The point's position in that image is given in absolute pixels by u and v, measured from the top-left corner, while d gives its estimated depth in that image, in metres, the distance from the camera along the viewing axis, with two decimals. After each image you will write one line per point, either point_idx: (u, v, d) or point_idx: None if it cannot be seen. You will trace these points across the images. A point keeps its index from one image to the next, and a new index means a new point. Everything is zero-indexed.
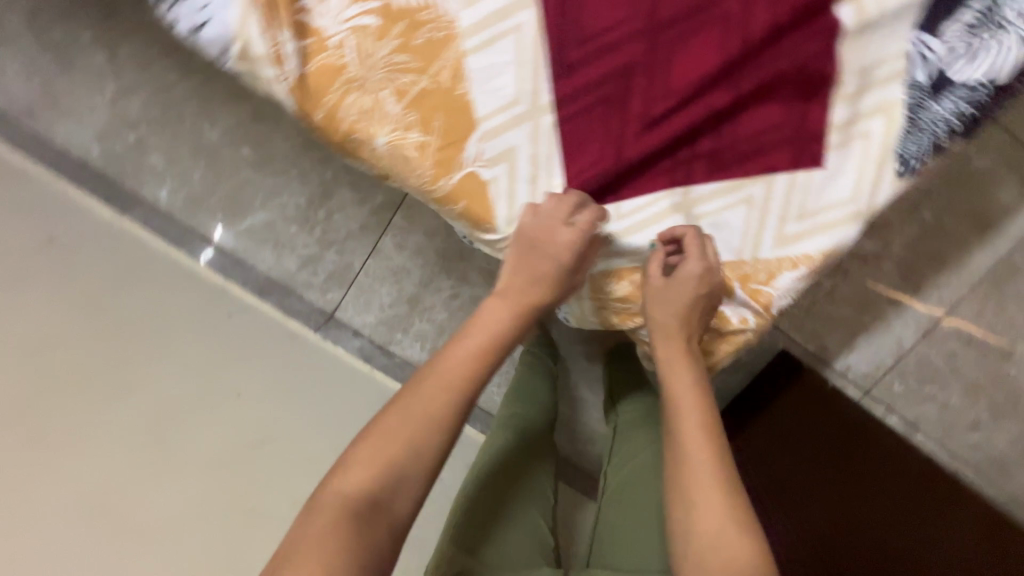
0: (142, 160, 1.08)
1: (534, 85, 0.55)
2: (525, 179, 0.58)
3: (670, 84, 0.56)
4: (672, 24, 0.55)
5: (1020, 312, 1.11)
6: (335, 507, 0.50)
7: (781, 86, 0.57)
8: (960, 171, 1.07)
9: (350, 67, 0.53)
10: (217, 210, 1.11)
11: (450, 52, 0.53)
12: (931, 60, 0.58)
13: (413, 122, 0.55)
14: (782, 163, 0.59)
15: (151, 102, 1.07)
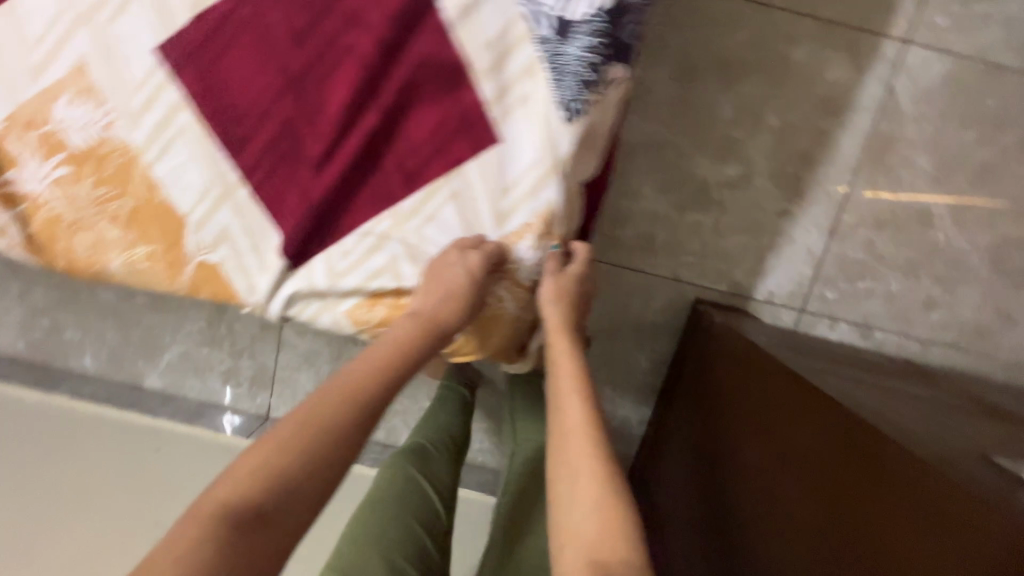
0: (61, 338, 1.19)
1: (217, 170, 0.67)
2: (249, 249, 0.70)
3: (326, 124, 0.65)
4: (304, 78, 0.64)
5: (917, 177, 1.06)
6: (211, 515, 0.45)
7: (423, 88, 0.65)
8: (799, 62, 1.01)
9: (68, 215, 0.70)
10: (138, 357, 1.20)
11: (135, 172, 0.68)
12: (549, 13, 0.61)
13: (133, 237, 0.70)
14: (467, 153, 0.66)
15: (49, 286, 1.16)
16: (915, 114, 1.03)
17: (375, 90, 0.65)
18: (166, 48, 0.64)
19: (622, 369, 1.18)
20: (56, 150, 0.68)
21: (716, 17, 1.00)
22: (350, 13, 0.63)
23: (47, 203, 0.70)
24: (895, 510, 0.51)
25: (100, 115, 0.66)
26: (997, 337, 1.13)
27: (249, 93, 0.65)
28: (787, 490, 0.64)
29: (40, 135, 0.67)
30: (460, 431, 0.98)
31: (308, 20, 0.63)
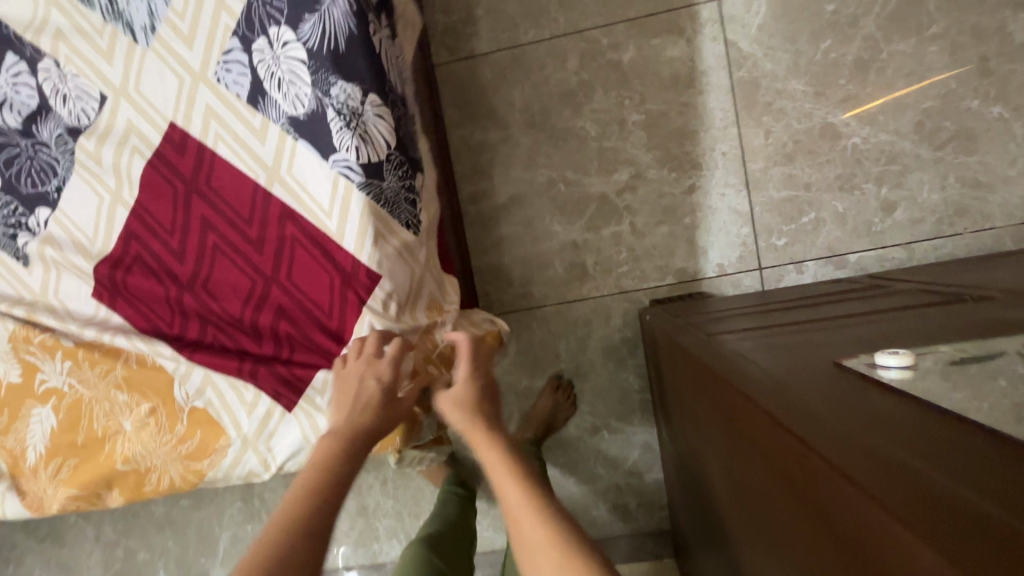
0: (136, 561, 1.32)
1: (168, 357, 0.65)
2: (227, 397, 0.65)
3: (236, 322, 0.65)
4: (194, 279, 0.65)
5: (797, 101, 1.05)
6: None
7: (291, 255, 0.63)
8: (634, 61, 1.08)
9: (22, 444, 0.69)
10: (199, 555, 1.30)
11: (124, 352, 0.67)
12: (355, 164, 0.60)
13: (98, 443, 0.68)
14: (362, 296, 0.62)
15: (114, 520, 1.31)
16: (762, 51, 1.05)
17: (261, 270, 0.64)
18: (100, 269, 0.66)
19: (618, 396, 1.15)
20: (22, 400, 0.69)
21: (542, 64, 1.10)
22: (206, 220, 0.64)
23: (67, 460, 0.69)
24: (772, 467, 0.42)
25: (44, 329, 0.68)
26: (977, 207, 1.03)
27: (168, 326, 0.66)
28: (725, 476, 0.55)
29: (4, 397, 0.70)
30: (459, 517, 1.00)
31: (177, 237, 0.65)
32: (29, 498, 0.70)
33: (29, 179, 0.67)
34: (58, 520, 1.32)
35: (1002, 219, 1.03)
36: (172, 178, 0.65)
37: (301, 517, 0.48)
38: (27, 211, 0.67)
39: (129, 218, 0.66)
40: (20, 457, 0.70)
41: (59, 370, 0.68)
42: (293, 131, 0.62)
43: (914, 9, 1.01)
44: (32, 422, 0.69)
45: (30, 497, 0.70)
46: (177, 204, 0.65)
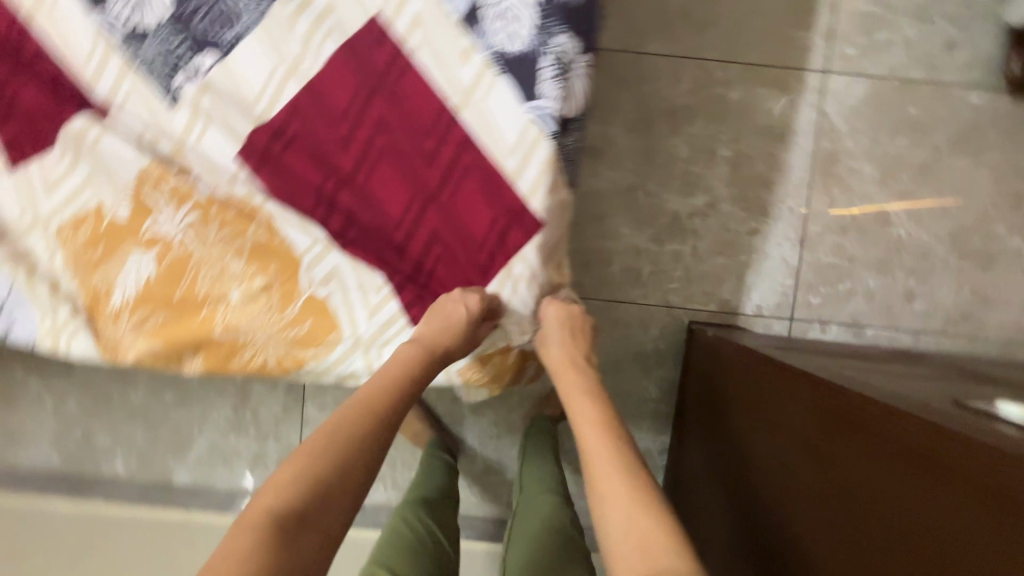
0: (94, 447, 1.23)
1: (311, 237, 0.65)
2: (353, 292, 0.66)
3: (384, 227, 0.65)
4: (353, 174, 0.65)
5: (865, 182, 1.17)
6: (258, 530, 0.46)
7: (460, 181, 0.64)
8: (738, 102, 1.16)
9: (109, 285, 0.65)
10: (167, 455, 1.24)
11: (257, 221, 0.65)
12: (552, 114, 0.62)
13: (197, 304, 0.65)
14: (518, 240, 0.65)
15: (81, 399, 1.22)
16: (848, 129, 1.16)
17: (424, 185, 0.65)
18: (256, 136, 0.65)
19: (634, 400, 1.22)
20: (122, 241, 0.65)
21: (656, 77, 1.16)
22: (382, 121, 0.64)
23: (157, 315, 0.65)
24: (902, 454, 0.52)
25: (174, 175, 0.65)
26: (982, 316, 1.18)
27: (311, 212, 0.65)
28: (805, 480, 0.65)
29: (102, 234, 0.65)
30: (450, 489, 1.00)
31: (348, 129, 0.65)
32: (101, 342, 0.66)
33: (205, 19, 0.64)
34: (18, 383, 1.22)
35: (1001, 332, 1.18)
36: (360, 71, 0.64)
37: (346, 438, 0.54)
38: (191, 54, 0.64)
39: (303, 94, 0.64)
40: (103, 300, 0.65)
41: (176, 222, 0.65)
42: (498, 64, 0.63)
43: (979, 134, 1.15)
44: (125, 265, 0.65)
45: (104, 342, 0.66)
46: (357, 96, 0.64)
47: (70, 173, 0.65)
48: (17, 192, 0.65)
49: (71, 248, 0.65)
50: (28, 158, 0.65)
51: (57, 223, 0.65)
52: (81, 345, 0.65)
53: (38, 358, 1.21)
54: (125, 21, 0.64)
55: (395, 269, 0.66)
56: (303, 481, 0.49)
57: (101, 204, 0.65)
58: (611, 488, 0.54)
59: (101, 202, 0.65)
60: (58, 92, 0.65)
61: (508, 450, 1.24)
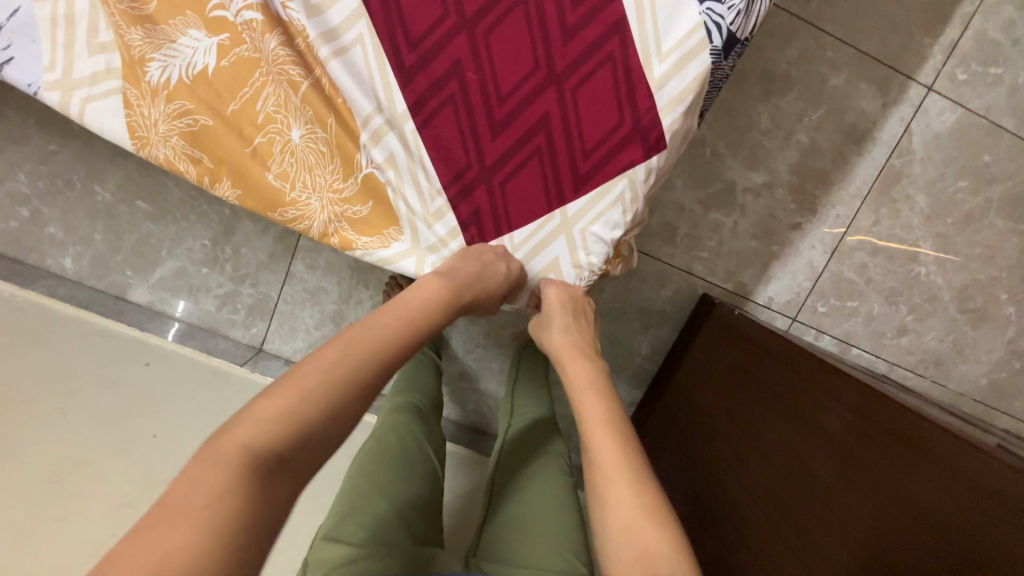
0: (41, 232, 1.08)
1: (388, 93, 0.55)
2: (412, 186, 0.58)
3: (490, 95, 0.56)
4: (479, 16, 0.54)
5: (914, 212, 1.16)
6: (233, 462, 0.40)
7: (593, 73, 0.56)
8: (833, 89, 1.10)
9: (149, 54, 0.53)
10: (127, 267, 1.12)
11: (316, 63, 0.55)
12: (723, 27, 0.54)
13: (249, 122, 0.55)
14: (634, 157, 0.57)
15: (37, 174, 1.06)
16: (922, 155, 1.13)
17: (552, 61, 0.55)
18: None
19: (624, 352, 1.22)
20: (181, 7, 0.52)
21: (769, 32, 1.07)
22: None
23: (198, 116, 0.54)
24: (921, 459, 0.57)
25: None
26: (955, 367, 1.25)
27: (417, 43, 0.54)
28: (813, 471, 0.70)
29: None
30: (436, 393, 1.01)
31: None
32: (131, 122, 0.54)
33: None
34: None
35: (964, 385, 1.26)
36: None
37: (356, 367, 0.47)
38: None
39: None
40: (139, 67, 0.53)
41: (249, 7, 0.52)
42: None
43: None
44: (174, 37, 0.53)
45: (130, 121, 0.54)
46: None
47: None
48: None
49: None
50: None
51: None
52: (102, 118, 0.54)
53: None
54: None
55: (490, 145, 0.57)
56: (286, 423, 0.43)
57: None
58: (621, 490, 0.47)
59: None
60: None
61: (489, 363, 1.21)
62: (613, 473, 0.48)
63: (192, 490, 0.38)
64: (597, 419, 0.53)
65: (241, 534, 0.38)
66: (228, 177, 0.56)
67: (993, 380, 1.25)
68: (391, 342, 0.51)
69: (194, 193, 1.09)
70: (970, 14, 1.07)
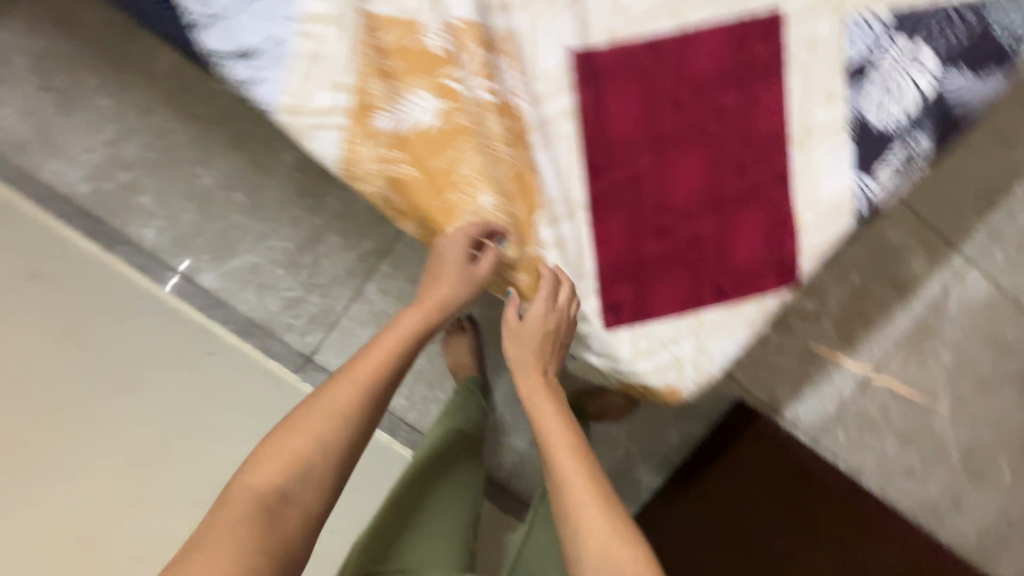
0: (132, 199, 1.10)
1: (572, 185, 0.61)
2: (570, 266, 0.62)
3: (659, 205, 0.63)
4: (670, 140, 0.62)
5: (939, 367, 1.26)
6: (245, 502, 0.52)
7: (750, 209, 0.63)
8: (886, 243, 1.22)
9: (381, 103, 0.58)
10: (205, 251, 1.13)
11: (522, 143, 0.60)
12: (869, 198, 0.63)
13: (448, 181, 0.60)
14: (768, 286, 0.64)
15: (148, 146, 1.09)
16: (954, 319, 1.24)
17: (719, 191, 0.63)
18: (599, 53, 0.59)
19: (653, 437, 1.26)
20: (420, 70, 0.58)
21: None
22: (725, 110, 0.61)
23: (406, 166, 0.59)
24: None
25: (500, 35, 0.58)
26: (954, 520, 1.30)
27: (611, 150, 0.61)
28: None
29: (405, 49, 0.57)
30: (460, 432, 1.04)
31: (691, 96, 0.61)
32: (345, 157, 0.59)
33: None
34: (88, 93, 1.06)
35: (959, 540, 1.31)
36: (736, 48, 0.60)
37: (349, 398, 0.57)
38: None
39: (674, 39, 0.60)
40: (369, 113, 0.58)
41: (479, 87, 0.58)
42: (854, 126, 0.62)
43: None
44: (405, 94, 0.58)
45: (344, 155, 0.59)
46: (716, 73, 0.61)
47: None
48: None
49: (369, 37, 0.57)
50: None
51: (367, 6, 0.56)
52: (322, 149, 0.59)
53: (127, 82, 1.07)
54: None
55: (647, 247, 0.63)
56: (288, 469, 0.53)
57: (422, 17, 0.57)
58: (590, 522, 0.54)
59: (422, 16, 0.57)
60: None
61: (524, 419, 1.24)
62: (580, 498, 0.55)
63: (228, 524, 0.51)
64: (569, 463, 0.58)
65: (263, 555, 0.50)
66: (413, 219, 0.63)
67: (986, 541, 1.31)
68: (382, 367, 0.59)
69: (293, 198, 1.12)
70: (1014, 208, 1.21)
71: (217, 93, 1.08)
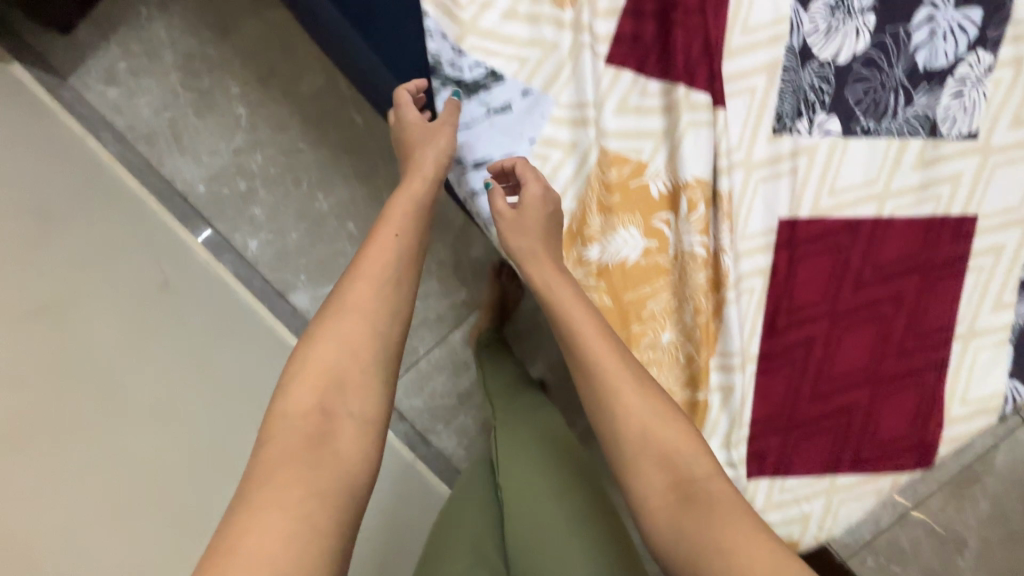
0: (244, 208, 1.10)
1: (750, 340, 0.64)
2: (730, 414, 0.64)
3: (823, 371, 0.65)
4: (844, 312, 0.65)
5: (974, 513, 1.30)
6: (286, 421, 0.48)
7: (903, 390, 0.66)
8: None
9: (591, 230, 0.62)
10: (303, 271, 1.11)
11: (715, 292, 0.62)
12: (1016, 401, 0.66)
13: (636, 314, 0.62)
14: (906, 463, 0.67)
15: (273, 160, 1.09)
16: (996, 471, 1.29)
17: (879, 368, 0.66)
18: (801, 224, 0.62)
19: None
20: (636, 209, 0.61)
21: None
22: (901, 295, 0.65)
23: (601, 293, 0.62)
24: None
25: (722, 195, 0.60)
26: None
27: (789, 312, 0.64)
28: None
29: (629, 188, 0.61)
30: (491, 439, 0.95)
31: (874, 278, 0.64)
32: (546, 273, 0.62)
33: (863, 102, 0.60)
34: (227, 99, 1.07)
35: None
36: (927, 243, 0.63)
37: (369, 296, 0.55)
38: (824, 108, 0.60)
39: (873, 224, 0.63)
40: (581, 239, 0.62)
41: (692, 238, 0.60)
42: (1016, 334, 0.65)
43: None
44: (617, 227, 0.61)
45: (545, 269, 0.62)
46: (902, 260, 0.64)
47: (652, 114, 0.60)
48: (603, 81, 0.59)
49: (600, 173, 0.60)
50: (624, 66, 0.60)
51: (606, 143, 0.60)
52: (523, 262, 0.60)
53: (268, 96, 1.07)
54: (807, 38, 0.58)
55: (802, 405, 0.66)
56: (330, 381, 0.50)
57: (650, 164, 0.61)
58: (631, 405, 0.52)
59: (651, 162, 0.61)
60: (705, 30, 0.57)
61: None
62: (623, 388, 0.53)
63: (283, 451, 0.46)
64: (606, 353, 0.54)
65: (338, 474, 0.46)
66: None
67: None
68: (387, 263, 0.57)
69: None
70: None
71: (354, 124, 1.08)
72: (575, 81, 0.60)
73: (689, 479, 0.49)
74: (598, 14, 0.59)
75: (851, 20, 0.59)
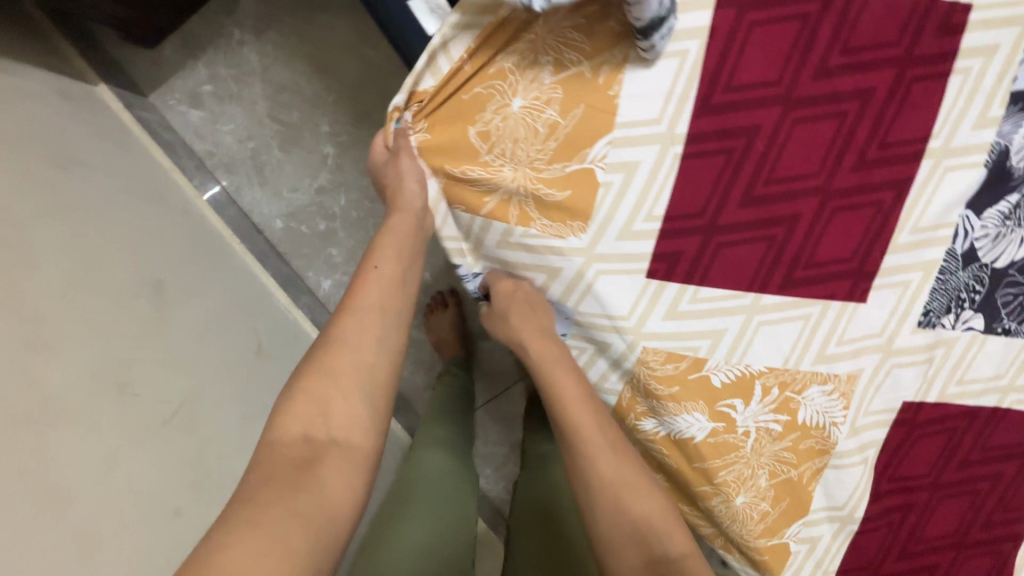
0: (321, 247, 1.06)
1: (857, 503, 0.67)
2: (814, 560, 0.69)
3: (913, 534, 0.69)
4: (945, 484, 0.68)
5: None
6: (276, 446, 0.43)
7: (981, 558, 0.70)
8: None
9: (715, 395, 0.61)
10: None
11: (819, 459, 0.65)
12: None
13: (739, 474, 0.64)
14: None
15: (356, 204, 1.05)
16: None
17: (965, 536, 0.69)
18: (924, 403, 0.65)
19: None
20: (768, 382, 0.62)
21: None
22: (1000, 475, 0.68)
23: (714, 458, 0.64)
24: None
25: (840, 388, 0.63)
26: None
27: (894, 477, 0.67)
28: None
29: (687, 380, 0.61)
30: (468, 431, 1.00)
31: (979, 457, 0.67)
32: (665, 425, 0.63)
33: (1009, 304, 0.63)
34: (316, 137, 1.02)
35: None
36: None
37: (361, 325, 0.50)
38: (972, 305, 0.62)
39: (990, 411, 0.66)
40: (634, 414, 0.64)
41: (755, 420, 0.63)
42: None
43: None
44: (738, 399, 0.62)
45: (663, 423, 0.63)
46: (1008, 445, 0.67)
47: (711, 316, 0.59)
48: (638, 296, 0.58)
49: (646, 369, 0.60)
50: (668, 278, 0.58)
51: (739, 326, 0.60)
52: (639, 415, 0.64)
53: (359, 139, 1.03)
54: (973, 243, 0.60)
55: (886, 558, 0.69)
56: (314, 406, 0.45)
57: (709, 358, 0.60)
58: (608, 474, 0.50)
59: (797, 336, 0.61)
60: (776, 248, 0.58)
61: None
62: (603, 459, 0.51)
63: (261, 477, 0.41)
64: (582, 411, 0.53)
65: (318, 508, 0.40)
66: (661, 476, 0.69)
67: None
68: (382, 290, 0.53)
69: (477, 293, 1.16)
70: None
71: None
72: (615, 294, 0.57)
73: (663, 558, 0.46)
74: (631, 232, 0.56)
75: (1019, 229, 0.60)
